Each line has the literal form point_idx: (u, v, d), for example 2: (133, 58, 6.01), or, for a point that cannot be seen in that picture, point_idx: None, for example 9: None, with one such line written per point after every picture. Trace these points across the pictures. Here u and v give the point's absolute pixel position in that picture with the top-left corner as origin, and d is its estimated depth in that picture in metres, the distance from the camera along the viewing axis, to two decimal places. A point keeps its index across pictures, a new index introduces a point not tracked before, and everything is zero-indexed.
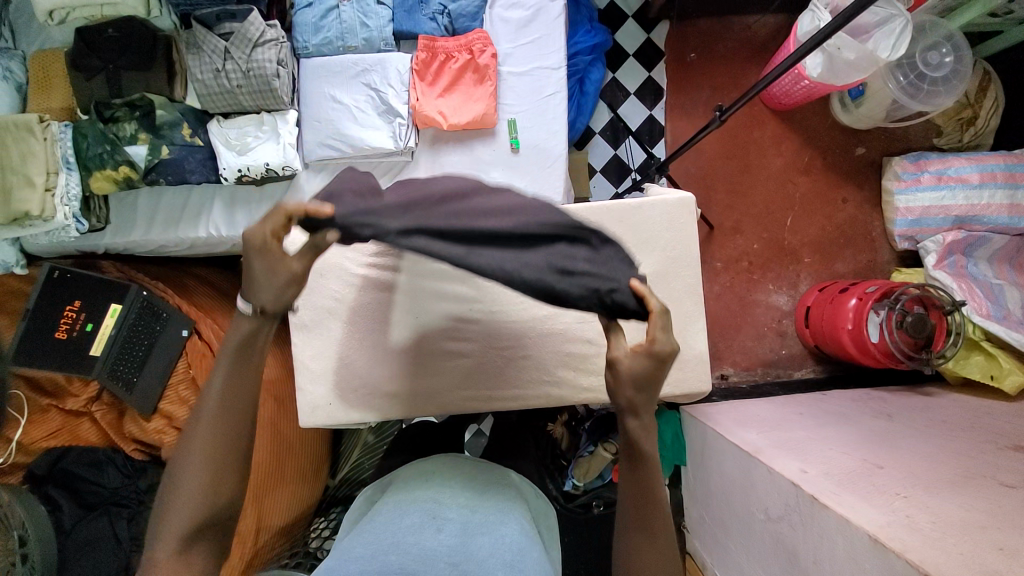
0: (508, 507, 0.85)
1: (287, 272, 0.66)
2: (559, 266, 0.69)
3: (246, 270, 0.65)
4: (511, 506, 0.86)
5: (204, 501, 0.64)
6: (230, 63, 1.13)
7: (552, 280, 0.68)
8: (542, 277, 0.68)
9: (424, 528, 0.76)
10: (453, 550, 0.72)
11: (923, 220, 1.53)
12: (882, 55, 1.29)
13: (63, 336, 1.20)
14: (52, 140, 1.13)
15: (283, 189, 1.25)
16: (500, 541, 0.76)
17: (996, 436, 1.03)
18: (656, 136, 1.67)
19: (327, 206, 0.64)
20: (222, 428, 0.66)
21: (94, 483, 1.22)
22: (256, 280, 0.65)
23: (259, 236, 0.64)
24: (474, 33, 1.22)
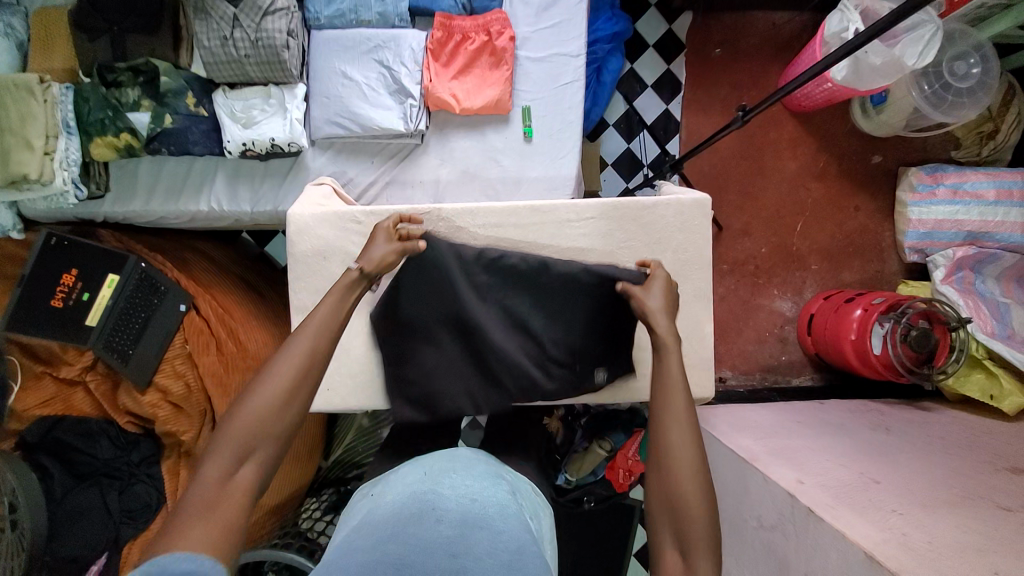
0: (507, 501, 0.79)
1: (393, 253, 0.85)
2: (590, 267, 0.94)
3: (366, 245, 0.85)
4: (510, 500, 0.80)
5: (270, 414, 0.66)
6: (239, 31, 1.09)
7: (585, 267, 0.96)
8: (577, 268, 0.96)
9: (423, 517, 0.71)
10: (452, 543, 0.67)
11: (935, 234, 1.52)
12: (909, 62, 1.25)
13: (59, 305, 1.18)
14: (53, 103, 1.10)
15: (289, 165, 1.22)
16: (501, 535, 0.71)
17: (993, 457, 1.03)
18: (671, 132, 1.63)
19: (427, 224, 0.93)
20: (301, 361, 0.70)
21: (86, 454, 1.23)
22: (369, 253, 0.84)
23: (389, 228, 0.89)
24: (492, 14, 1.18)
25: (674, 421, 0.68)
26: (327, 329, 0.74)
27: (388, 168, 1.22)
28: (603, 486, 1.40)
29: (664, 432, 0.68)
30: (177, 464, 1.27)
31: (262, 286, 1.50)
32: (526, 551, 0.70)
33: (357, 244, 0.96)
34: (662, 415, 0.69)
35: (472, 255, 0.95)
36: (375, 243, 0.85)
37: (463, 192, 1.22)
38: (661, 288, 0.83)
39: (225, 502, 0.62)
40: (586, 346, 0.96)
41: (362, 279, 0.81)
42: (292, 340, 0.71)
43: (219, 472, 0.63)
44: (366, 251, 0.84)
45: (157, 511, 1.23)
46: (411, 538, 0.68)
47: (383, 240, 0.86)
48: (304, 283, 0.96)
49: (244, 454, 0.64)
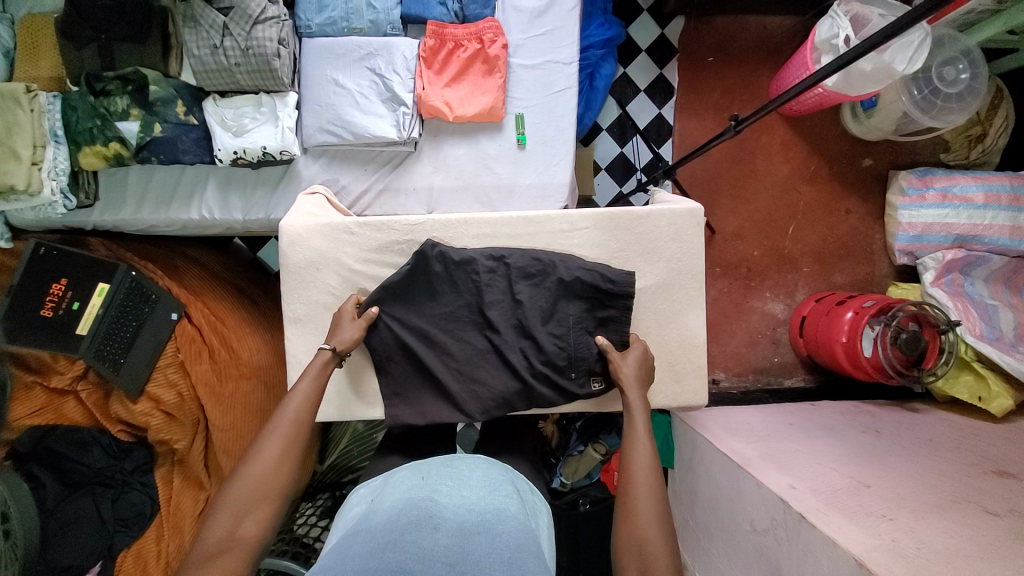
0: (504, 504, 0.79)
1: (358, 323, 0.90)
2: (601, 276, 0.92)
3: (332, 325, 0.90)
4: (508, 504, 0.80)
5: (271, 473, 0.73)
6: (228, 40, 1.08)
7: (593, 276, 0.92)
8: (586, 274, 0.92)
9: (421, 526, 0.71)
10: (450, 552, 0.67)
11: (925, 237, 1.53)
12: (899, 68, 1.26)
13: (48, 314, 1.16)
14: (40, 112, 1.09)
15: (280, 174, 1.21)
16: (498, 539, 0.71)
17: (982, 459, 1.04)
18: (664, 136, 1.64)
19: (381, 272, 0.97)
20: (295, 427, 0.79)
21: (78, 462, 1.21)
22: (337, 330, 0.89)
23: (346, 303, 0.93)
24: (485, 21, 1.17)
25: (642, 498, 0.73)
26: (315, 396, 0.83)
27: (381, 176, 1.22)
28: (597, 489, 1.41)
29: (635, 512, 0.72)
30: (171, 471, 1.30)
31: (255, 291, 1.49)
32: (523, 551, 0.70)
33: (351, 255, 0.96)
34: (632, 498, 0.73)
35: (464, 262, 0.94)
36: (342, 322, 0.90)
37: (457, 200, 1.22)
38: (637, 358, 0.89)
39: (230, 555, 0.67)
40: (583, 351, 0.92)
41: (335, 357, 0.87)
42: (283, 406, 0.80)
43: (221, 530, 0.68)
44: (335, 332, 0.89)
45: (151, 519, 1.25)
46: (408, 545, 0.67)
47: (349, 317, 0.91)
48: (298, 293, 0.96)
49: (244, 514, 0.70)
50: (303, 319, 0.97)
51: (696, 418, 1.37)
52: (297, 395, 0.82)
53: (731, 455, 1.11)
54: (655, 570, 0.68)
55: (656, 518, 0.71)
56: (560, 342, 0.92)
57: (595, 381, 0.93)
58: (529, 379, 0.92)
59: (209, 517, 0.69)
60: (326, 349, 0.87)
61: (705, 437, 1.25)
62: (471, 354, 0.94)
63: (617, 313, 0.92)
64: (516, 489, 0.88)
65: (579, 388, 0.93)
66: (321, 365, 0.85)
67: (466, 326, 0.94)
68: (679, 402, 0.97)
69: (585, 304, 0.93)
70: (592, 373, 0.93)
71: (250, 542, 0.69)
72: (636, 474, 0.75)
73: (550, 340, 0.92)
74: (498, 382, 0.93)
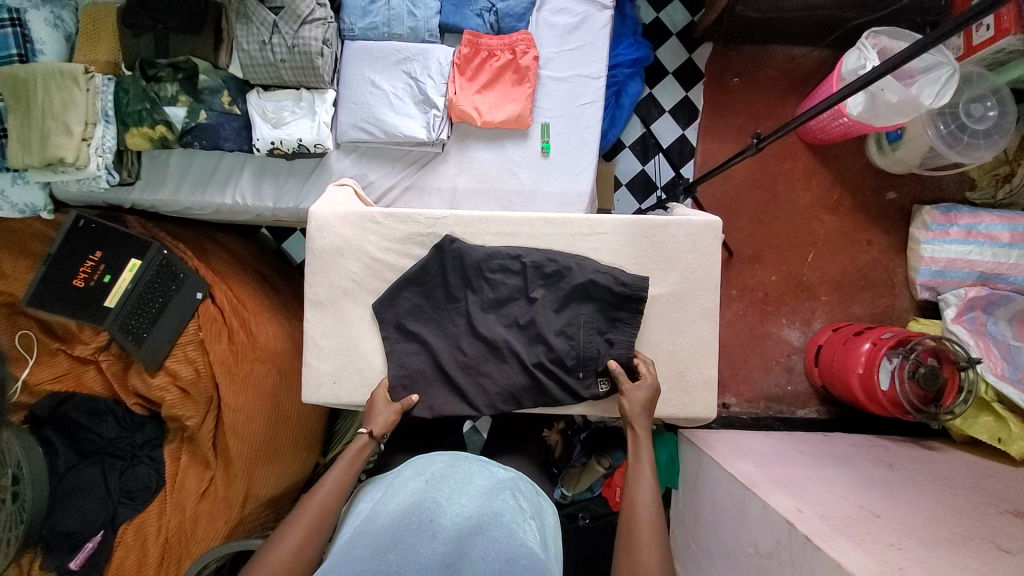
0: (503, 508, 0.78)
1: (393, 411, 0.92)
2: (616, 278, 0.93)
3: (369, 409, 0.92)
4: (507, 508, 0.79)
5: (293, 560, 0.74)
6: (277, 37, 1.14)
7: (610, 280, 0.93)
8: (604, 277, 0.93)
9: (420, 533, 0.70)
10: (446, 561, 0.67)
11: (947, 272, 1.52)
12: (925, 102, 1.28)
13: (80, 284, 1.22)
14: (94, 92, 1.15)
15: (313, 165, 1.26)
16: (492, 546, 0.69)
17: (998, 499, 1.01)
18: (686, 156, 1.66)
19: (401, 264, 0.99)
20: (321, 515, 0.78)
21: (92, 432, 1.26)
22: (373, 416, 0.91)
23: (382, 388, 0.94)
24: (518, 34, 1.22)
25: (647, 539, 0.74)
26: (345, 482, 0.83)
27: (408, 174, 1.26)
28: (598, 504, 1.39)
29: (638, 551, 0.74)
30: (179, 449, 1.30)
31: (277, 280, 1.52)
32: (518, 561, 0.68)
33: (374, 244, 0.99)
34: (637, 539, 0.75)
35: (482, 257, 0.96)
36: (378, 406, 0.92)
37: (478, 202, 1.24)
38: (644, 390, 0.89)
39: None
40: (591, 352, 0.94)
41: (371, 442, 0.89)
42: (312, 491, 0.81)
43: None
44: (370, 416, 0.91)
45: (155, 494, 1.26)
46: (405, 551, 0.68)
47: (383, 400, 0.93)
48: (321, 277, 0.99)
49: None
50: (323, 303, 0.99)
51: (703, 438, 1.36)
52: (328, 482, 0.82)
53: (737, 476, 1.10)
54: None
55: (657, 557, 0.73)
56: (570, 342, 0.94)
57: (601, 383, 0.93)
58: (537, 376, 0.94)
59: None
60: (363, 435, 0.88)
61: (712, 457, 1.23)
62: (482, 347, 0.96)
63: (629, 315, 0.94)
64: (519, 493, 0.86)
65: (586, 390, 0.94)
66: (358, 449, 0.87)
67: (480, 320, 0.96)
68: (688, 414, 0.96)
69: (597, 306, 0.95)
70: (598, 375, 0.94)
71: None
72: (640, 510, 0.78)
73: (561, 339, 0.94)
74: (507, 378, 0.94)
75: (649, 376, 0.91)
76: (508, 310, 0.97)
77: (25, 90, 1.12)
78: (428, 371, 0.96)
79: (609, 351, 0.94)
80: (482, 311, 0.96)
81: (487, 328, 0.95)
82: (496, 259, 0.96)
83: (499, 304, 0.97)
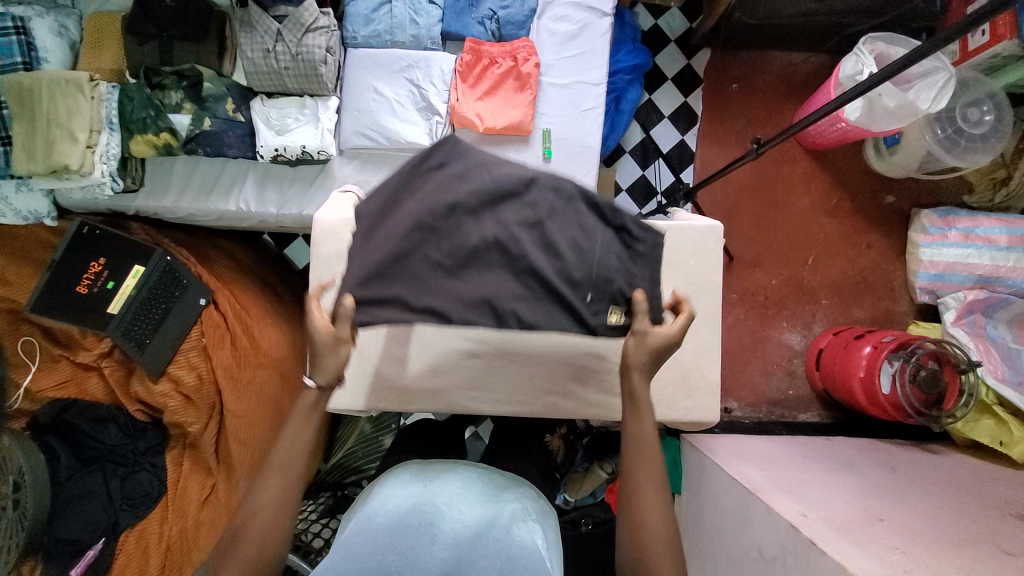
0: (502, 511, 0.80)
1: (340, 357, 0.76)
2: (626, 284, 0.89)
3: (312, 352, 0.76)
4: (508, 510, 0.80)
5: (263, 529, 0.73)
6: (281, 45, 1.15)
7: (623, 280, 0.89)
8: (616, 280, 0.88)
9: (420, 535, 0.72)
10: (446, 564, 0.68)
11: (946, 276, 1.53)
12: (922, 106, 1.30)
13: (84, 290, 1.22)
14: (99, 99, 1.16)
15: (315, 173, 1.27)
16: (493, 551, 0.71)
17: (1002, 503, 1.01)
18: (685, 161, 1.67)
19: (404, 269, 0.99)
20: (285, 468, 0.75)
21: (94, 438, 1.26)
22: (319, 358, 0.76)
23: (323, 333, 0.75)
24: (519, 42, 1.24)
25: (645, 490, 0.71)
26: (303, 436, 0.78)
27: None
28: (601, 510, 1.39)
29: (637, 504, 0.71)
30: (181, 455, 1.30)
31: (280, 287, 1.52)
32: (518, 560, 0.70)
33: None
34: (638, 494, 0.71)
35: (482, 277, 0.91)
36: (320, 350, 0.76)
37: None
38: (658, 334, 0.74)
39: None
40: (604, 270, 0.78)
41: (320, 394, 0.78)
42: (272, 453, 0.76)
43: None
44: (315, 362, 0.77)
45: (157, 501, 1.26)
46: (405, 553, 0.69)
47: (325, 343, 0.75)
48: (323, 283, 0.99)
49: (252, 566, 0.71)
50: (327, 308, 0.99)
51: (707, 443, 1.36)
52: (279, 444, 0.76)
53: (740, 480, 1.10)
54: (649, 556, 0.68)
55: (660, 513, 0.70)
56: (580, 256, 0.77)
57: (613, 314, 0.79)
58: (538, 284, 0.77)
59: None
60: (311, 389, 0.77)
61: (714, 462, 1.24)
62: (483, 313, 0.78)
63: (647, 245, 0.79)
64: (520, 495, 0.87)
65: (596, 318, 0.78)
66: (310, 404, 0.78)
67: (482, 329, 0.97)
68: (691, 417, 0.97)
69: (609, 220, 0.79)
70: (613, 304, 0.79)
71: None
72: (642, 466, 0.72)
73: (568, 250, 0.77)
74: (502, 288, 0.77)
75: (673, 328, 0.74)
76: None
77: (30, 99, 1.13)
78: (399, 322, 0.78)
79: (621, 267, 0.79)
80: None
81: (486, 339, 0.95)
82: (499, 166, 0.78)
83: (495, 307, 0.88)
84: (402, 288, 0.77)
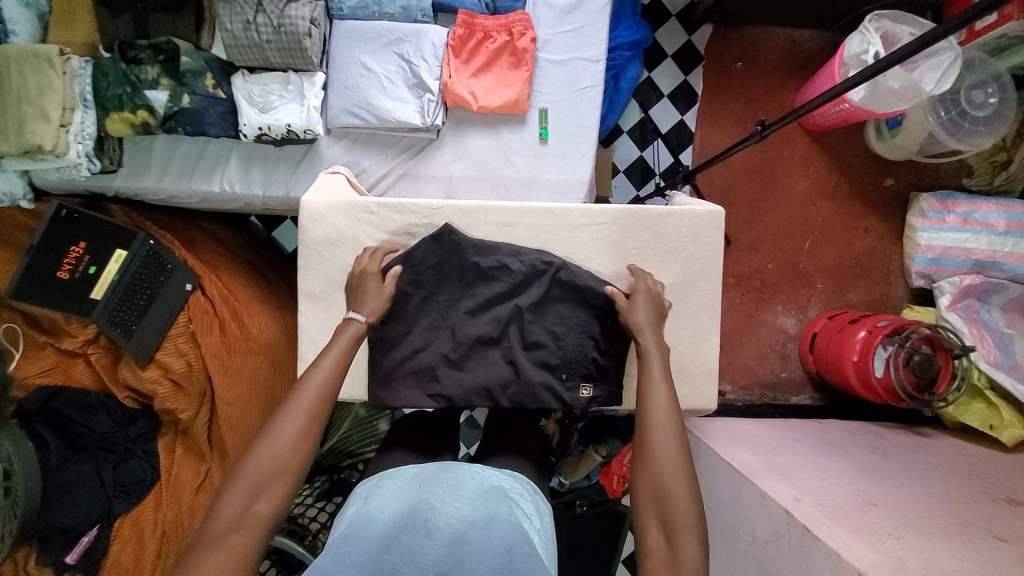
0: (500, 507, 0.78)
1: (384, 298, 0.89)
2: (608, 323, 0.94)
3: (362, 289, 0.89)
4: (504, 504, 0.79)
5: (287, 450, 0.71)
6: (262, 16, 1.08)
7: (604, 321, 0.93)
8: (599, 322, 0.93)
9: (415, 532, 0.71)
10: (442, 562, 0.68)
11: (943, 260, 1.52)
12: (926, 88, 1.27)
13: (65, 276, 1.18)
14: (72, 75, 1.09)
15: (302, 153, 1.22)
16: (488, 543, 0.70)
17: (991, 487, 1.02)
18: (684, 142, 1.63)
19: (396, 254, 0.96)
20: (321, 395, 0.76)
21: (84, 426, 1.23)
22: (367, 295, 0.88)
23: (372, 272, 0.90)
24: (515, 14, 1.17)
25: (661, 425, 0.74)
26: (337, 374, 0.79)
27: (402, 161, 1.22)
28: (596, 492, 1.40)
29: (652, 444, 0.73)
30: (173, 441, 1.28)
31: (269, 271, 1.48)
32: (518, 549, 0.69)
33: (369, 235, 0.96)
34: (652, 432, 0.74)
35: (475, 304, 0.94)
36: (369, 287, 0.89)
37: (475, 190, 1.22)
38: (649, 305, 0.88)
39: (240, 533, 0.66)
40: (579, 355, 0.93)
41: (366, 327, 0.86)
42: (298, 385, 0.76)
43: (234, 509, 0.67)
44: (361, 300, 0.88)
45: (150, 487, 1.24)
46: (402, 550, 0.69)
47: (374, 284, 0.90)
48: (313, 271, 0.96)
49: (260, 489, 0.68)
50: (317, 296, 0.96)
51: (701, 427, 1.36)
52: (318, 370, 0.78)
53: (735, 465, 1.10)
54: (668, 486, 0.70)
55: (674, 449, 0.72)
56: (558, 342, 0.93)
57: (585, 389, 0.93)
58: (525, 359, 0.93)
59: (222, 495, 0.68)
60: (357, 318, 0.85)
61: (709, 446, 1.24)
62: (476, 379, 0.92)
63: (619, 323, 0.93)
64: (518, 489, 0.87)
65: (569, 393, 0.92)
66: (353, 335, 0.84)
67: (474, 318, 0.94)
68: (689, 406, 0.96)
69: (592, 306, 0.93)
70: (583, 380, 0.93)
71: (263, 523, 0.67)
72: (657, 403, 0.76)
73: (548, 339, 0.93)
74: (495, 376, 0.92)
75: (643, 286, 0.90)
76: (495, 310, 0.94)
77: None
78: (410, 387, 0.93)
79: (596, 352, 0.93)
80: (481, 308, 0.94)
81: (474, 331, 0.93)
82: (493, 256, 0.95)
83: (478, 346, 0.93)
84: (413, 345, 0.94)
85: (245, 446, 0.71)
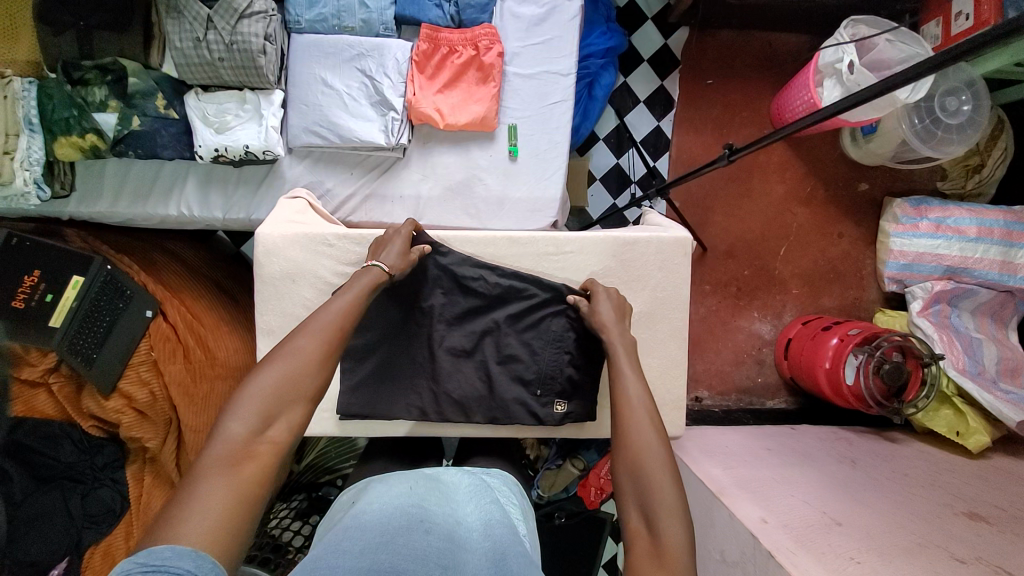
0: (491, 513, 0.75)
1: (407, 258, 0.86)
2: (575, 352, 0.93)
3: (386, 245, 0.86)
4: (495, 510, 0.77)
5: (303, 372, 0.68)
6: (213, 33, 1.04)
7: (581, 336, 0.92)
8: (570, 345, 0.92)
9: (412, 529, 0.66)
10: (443, 554, 0.63)
11: (915, 266, 1.53)
12: (901, 96, 1.25)
13: (20, 306, 1.12)
14: (14, 98, 1.04)
15: (263, 173, 1.18)
16: (478, 546, 0.67)
17: (954, 499, 1.04)
18: (660, 149, 1.61)
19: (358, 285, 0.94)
20: (339, 323, 0.73)
21: (48, 457, 1.18)
22: (391, 249, 0.85)
23: (399, 233, 0.88)
24: (481, 28, 1.14)
25: (634, 405, 0.73)
26: (354, 310, 0.76)
27: (368, 181, 1.19)
28: (573, 503, 1.41)
29: (624, 430, 0.71)
30: (142, 470, 1.27)
31: (237, 293, 1.46)
32: (508, 557, 0.65)
33: (329, 267, 0.94)
34: (625, 415, 0.72)
35: (444, 335, 0.94)
36: (393, 243, 0.86)
37: (444, 209, 1.19)
38: (609, 300, 0.87)
39: (253, 459, 0.62)
40: (553, 370, 0.93)
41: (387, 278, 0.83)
42: (312, 317, 0.73)
43: (244, 431, 0.63)
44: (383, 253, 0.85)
45: (120, 517, 1.22)
46: (400, 544, 0.63)
47: (402, 240, 0.87)
48: (273, 305, 0.94)
49: (274, 412, 0.65)
50: (277, 331, 0.94)
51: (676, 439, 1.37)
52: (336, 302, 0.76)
53: (706, 482, 1.11)
54: (642, 462, 0.68)
55: (651, 431, 0.70)
56: (533, 356, 0.93)
57: (558, 405, 0.93)
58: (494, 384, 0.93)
59: (229, 414, 0.64)
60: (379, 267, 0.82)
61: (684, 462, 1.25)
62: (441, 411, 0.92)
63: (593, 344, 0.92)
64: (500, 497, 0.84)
65: (544, 410, 0.93)
66: (376, 280, 0.80)
67: (438, 351, 0.93)
68: None
69: (568, 320, 0.92)
70: (557, 397, 0.93)
71: (276, 449, 0.64)
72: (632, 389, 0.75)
73: (524, 352, 0.93)
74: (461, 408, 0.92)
75: (604, 289, 0.89)
76: (472, 323, 0.94)
77: None
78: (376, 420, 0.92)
79: (571, 368, 0.93)
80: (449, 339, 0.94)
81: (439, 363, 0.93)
82: (473, 266, 0.92)
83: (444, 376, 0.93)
84: (378, 377, 0.93)
85: (251, 370, 0.68)
